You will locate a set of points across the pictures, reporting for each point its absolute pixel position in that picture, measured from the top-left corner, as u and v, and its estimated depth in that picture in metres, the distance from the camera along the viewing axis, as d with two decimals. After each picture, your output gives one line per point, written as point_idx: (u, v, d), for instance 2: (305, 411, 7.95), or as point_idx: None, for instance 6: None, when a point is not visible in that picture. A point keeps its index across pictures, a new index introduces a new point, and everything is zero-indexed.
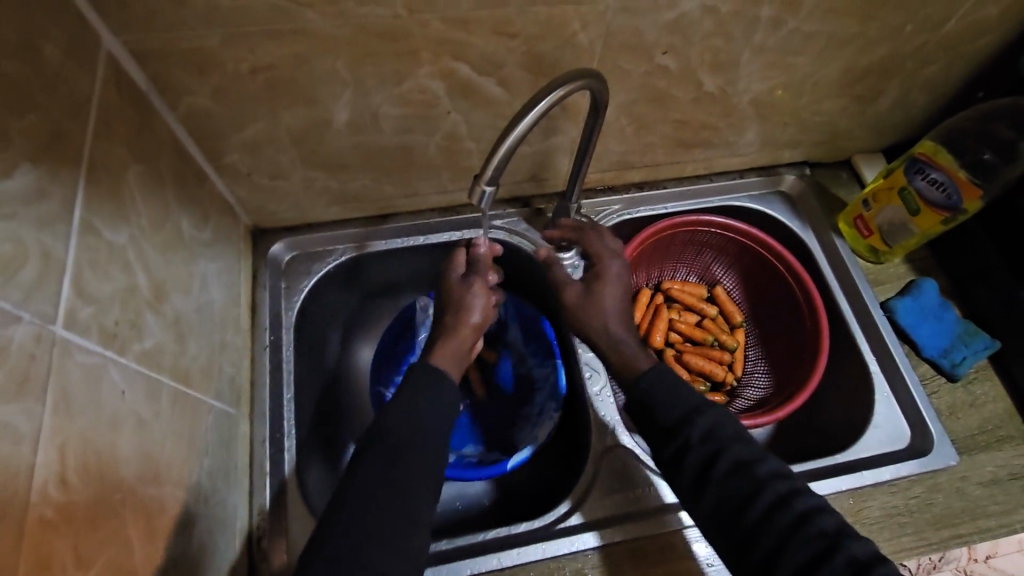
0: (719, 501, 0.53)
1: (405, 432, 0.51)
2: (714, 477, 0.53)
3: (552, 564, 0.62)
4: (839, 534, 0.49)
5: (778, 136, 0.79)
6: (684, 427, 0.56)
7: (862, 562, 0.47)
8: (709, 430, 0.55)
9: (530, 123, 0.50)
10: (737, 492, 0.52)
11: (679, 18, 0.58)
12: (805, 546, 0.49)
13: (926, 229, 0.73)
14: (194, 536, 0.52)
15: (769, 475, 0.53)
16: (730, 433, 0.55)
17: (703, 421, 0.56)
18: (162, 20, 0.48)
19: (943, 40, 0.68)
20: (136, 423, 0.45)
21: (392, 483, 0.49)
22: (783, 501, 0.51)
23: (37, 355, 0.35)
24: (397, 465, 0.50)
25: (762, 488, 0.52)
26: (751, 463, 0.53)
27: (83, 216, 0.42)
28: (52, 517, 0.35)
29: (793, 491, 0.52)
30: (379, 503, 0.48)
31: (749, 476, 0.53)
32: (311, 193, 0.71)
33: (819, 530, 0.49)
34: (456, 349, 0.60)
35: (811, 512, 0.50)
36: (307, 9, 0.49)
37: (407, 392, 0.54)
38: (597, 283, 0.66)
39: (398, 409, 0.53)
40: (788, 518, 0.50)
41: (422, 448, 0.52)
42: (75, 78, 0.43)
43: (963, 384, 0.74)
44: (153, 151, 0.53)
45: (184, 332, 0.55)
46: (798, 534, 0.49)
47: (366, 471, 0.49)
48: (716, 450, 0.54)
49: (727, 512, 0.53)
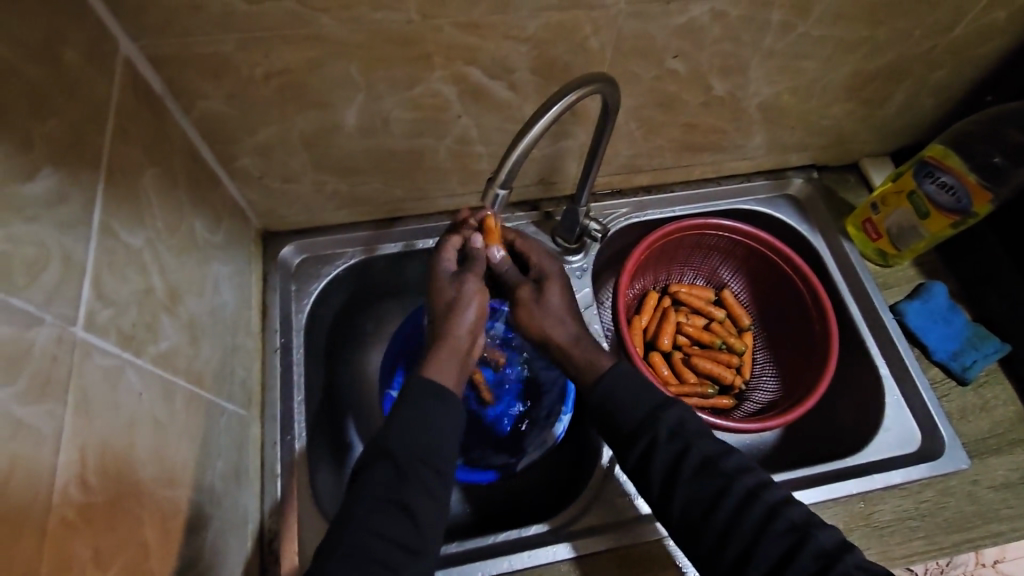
0: (687, 505, 0.55)
1: (405, 458, 0.51)
2: (682, 478, 0.55)
3: (563, 566, 0.63)
4: (808, 525, 0.52)
5: (786, 140, 0.79)
6: (649, 428, 0.57)
7: (830, 553, 0.50)
8: (675, 425, 0.57)
9: (544, 127, 0.50)
10: (704, 493, 0.54)
11: (689, 22, 0.58)
12: (776, 541, 0.51)
13: (935, 232, 0.74)
14: (208, 537, 0.52)
15: (735, 471, 0.55)
16: (694, 428, 0.58)
17: (669, 416, 0.58)
18: (178, 25, 0.48)
19: (952, 44, 0.68)
20: (153, 424, 0.45)
21: (392, 504, 0.50)
22: (753, 496, 0.53)
23: (59, 357, 0.36)
24: (406, 486, 0.50)
25: (730, 485, 0.54)
26: (717, 461, 0.56)
27: (102, 218, 0.42)
28: (73, 518, 0.35)
29: (760, 485, 0.54)
30: (375, 530, 0.49)
31: (716, 473, 0.55)
32: (321, 197, 0.72)
33: (789, 523, 0.52)
34: (449, 364, 0.57)
35: (781, 503, 0.53)
36: (320, 14, 0.50)
37: (407, 410, 0.53)
38: (545, 283, 0.66)
39: (400, 427, 0.52)
40: (759, 514, 0.52)
41: (427, 467, 0.52)
42: (94, 83, 0.43)
43: (974, 388, 0.74)
44: (168, 154, 0.54)
45: (198, 334, 0.55)
46: (768, 531, 0.51)
47: (366, 494, 0.50)
48: (682, 448, 0.56)
49: (696, 514, 0.54)
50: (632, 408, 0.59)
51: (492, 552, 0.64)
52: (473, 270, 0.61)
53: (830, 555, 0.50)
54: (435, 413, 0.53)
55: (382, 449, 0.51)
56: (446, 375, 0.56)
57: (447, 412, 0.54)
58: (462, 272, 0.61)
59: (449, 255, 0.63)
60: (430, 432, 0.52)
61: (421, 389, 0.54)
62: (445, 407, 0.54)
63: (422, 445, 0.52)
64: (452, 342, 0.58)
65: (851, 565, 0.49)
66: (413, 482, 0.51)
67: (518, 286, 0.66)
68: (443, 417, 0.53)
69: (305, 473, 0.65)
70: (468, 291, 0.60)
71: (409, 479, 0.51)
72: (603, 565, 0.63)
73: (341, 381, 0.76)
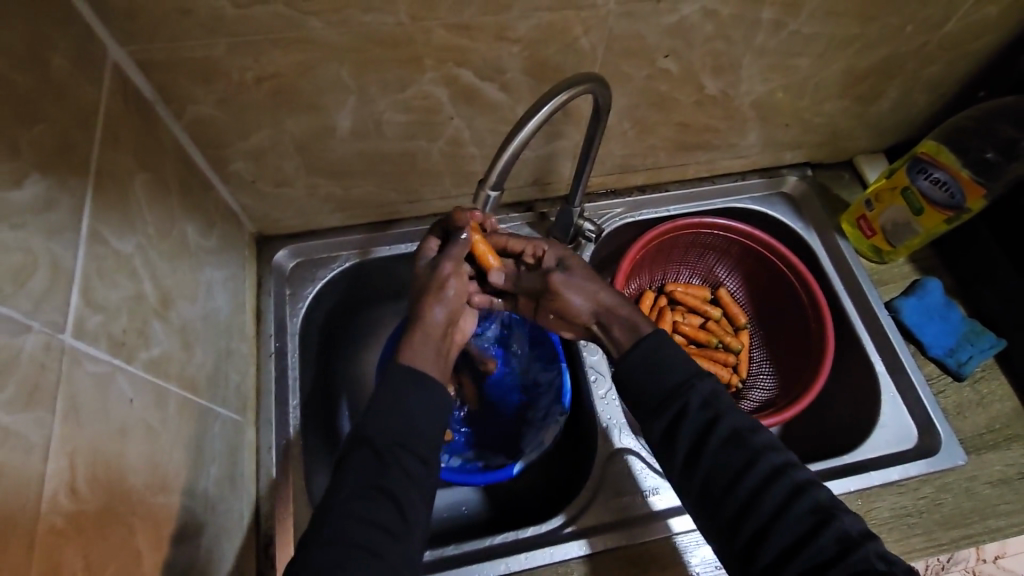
0: (708, 479, 0.54)
1: (382, 442, 0.51)
2: (709, 449, 0.54)
3: (560, 567, 0.63)
4: (833, 508, 0.51)
5: (780, 138, 0.79)
6: (678, 396, 0.56)
7: (851, 538, 0.49)
8: (709, 396, 0.56)
9: (533, 129, 0.50)
10: (730, 466, 0.53)
11: (680, 21, 0.58)
12: (795, 522, 0.50)
13: (930, 228, 0.74)
14: (202, 543, 0.52)
15: (763, 447, 0.54)
16: (727, 404, 0.57)
17: (704, 386, 0.57)
18: (167, 31, 0.48)
19: (943, 41, 0.68)
20: (145, 430, 0.45)
21: (371, 489, 0.49)
22: (780, 472, 0.52)
23: (47, 364, 0.35)
24: (384, 471, 0.50)
25: (756, 461, 0.53)
26: (746, 436, 0.54)
27: (91, 226, 0.42)
28: (62, 526, 0.35)
29: (787, 463, 0.53)
30: (357, 517, 0.48)
31: (743, 445, 0.54)
32: (315, 200, 0.71)
33: (812, 504, 0.51)
34: (424, 349, 0.57)
35: (806, 484, 0.52)
36: (310, 17, 0.50)
37: (390, 392, 0.53)
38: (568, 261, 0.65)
39: (387, 412, 0.52)
40: (782, 493, 0.51)
41: (411, 453, 0.52)
42: (82, 88, 0.43)
43: (970, 383, 0.74)
44: (159, 159, 0.54)
45: (191, 339, 0.55)
46: (789, 511, 0.50)
47: (348, 481, 0.50)
48: (712, 419, 0.55)
49: (716, 491, 0.54)
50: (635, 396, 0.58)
51: (490, 553, 0.64)
52: (452, 251, 0.61)
53: (851, 540, 0.48)
54: (417, 397, 0.54)
55: (364, 435, 0.52)
56: (421, 359, 0.56)
57: (430, 396, 0.54)
58: (438, 257, 0.62)
59: (430, 245, 0.64)
60: (408, 419, 0.52)
61: (400, 375, 0.54)
62: (428, 392, 0.54)
63: (405, 431, 0.52)
64: (429, 323, 0.58)
65: (872, 552, 0.48)
66: (395, 470, 0.50)
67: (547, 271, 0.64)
68: (424, 403, 0.54)
69: (301, 476, 0.65)
70: (445, 273, 0.60)
71: (389, 464, 0.51)
72: (607, 565, 0.63)
73: (337, 385, 0.76)
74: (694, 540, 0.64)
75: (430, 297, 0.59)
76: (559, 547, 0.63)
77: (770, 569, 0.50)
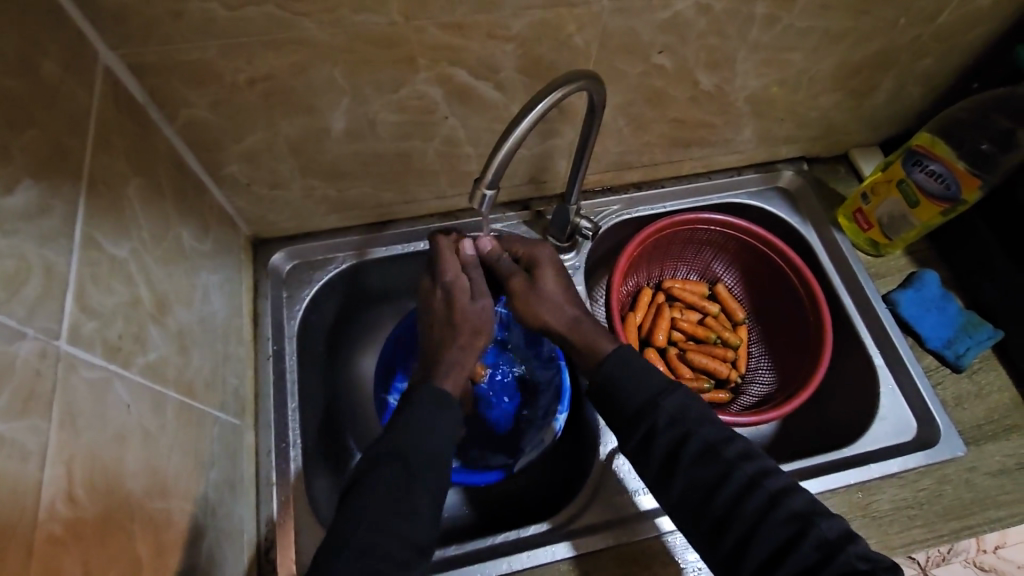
0: (684, 493, 0.54)
1: (415, 462, 0.52)
2: (682, 465, 0.54)
3: (562, 566, 0.62)
4: (810, 514, 0.51)
5: (776, 132, 0.79)
6: (657, 408, 0.56)
7: (831, 543, 0.49)
8: (675, 413, 0.56)
9: (528, 127, 0.49)
10: (705, 479, 0.54)
11: (673, 17, 0.58)
12: (775, 531, 0.50)
13: (925, 221, 0.74)
14: (204, 548, 0.52)
15: (737, 458, 0.54)
16: (696, 415, 0.56)
17: (668, 403, 0.57)
18: (159, 33, 0.48)
19: (937, 33, 0.68)
20: (143, 436, 0.44)
21: (396, 507, 0.50)
22: (755, 484, 0.52)
23: (42, 372, 0.35)
24: (413, 491, 0.51)
25: (730, 473, 0.53)
26: (719, 448, 0.54)
27: (86, 231, 0.42)
28: (61, 533, 0.34)
29: (761, 473, 0.53)
30: (388, 531, 0.49)
31: (717, 459, 0.54)
32: (310, 202, 0.71)
33: (789, 512, 0.51)
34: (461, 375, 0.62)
35: (781, 492, 0.52)
36: (303, 18, 0.49)
37: (417, 414, 0.55)
38: (538, 270, 0.67)
39: (407, 431, 0.54)
40: (759, 502, 0.52)
41: (434, 472, 0.53)
42: (73, 92, 0.43)
43: (968, 374, 0.74)
44: (152, 163, 0.53)
45: (187, 344, 0.55)
46: (769, 519, 0.51)
47: (373, 497, 0.50)
48: (682, 435, 0.55)
49: (695, 500, 0.54)
50: (634, 396, 0.58)
51: (493, 552, 0.64)
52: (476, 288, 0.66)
53: (832, 544, 0.49)
54: (439, 422, 0.55)
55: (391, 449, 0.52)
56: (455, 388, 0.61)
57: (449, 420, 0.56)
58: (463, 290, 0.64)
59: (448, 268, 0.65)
60: (429, 440, 0.54)
61: (429, 395, 0.57)
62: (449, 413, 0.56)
63: (428, 451, 0.53)
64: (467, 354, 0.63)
65: (853, 555, 0.48)
66: (420, 485, 0.52)
67: (511, 276, 0.67)
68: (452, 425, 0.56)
69: (302, 482, 0.64)
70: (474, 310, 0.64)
71: (416, 482, 0.52)
72: (608, 563, 0.63)
73: (337, 387, 0.76)
74: (684, 542, 0.63)
75: (465, 332, 0.64)
76: (555, 547, 0.63)
77: (759, 571, 0.50)
